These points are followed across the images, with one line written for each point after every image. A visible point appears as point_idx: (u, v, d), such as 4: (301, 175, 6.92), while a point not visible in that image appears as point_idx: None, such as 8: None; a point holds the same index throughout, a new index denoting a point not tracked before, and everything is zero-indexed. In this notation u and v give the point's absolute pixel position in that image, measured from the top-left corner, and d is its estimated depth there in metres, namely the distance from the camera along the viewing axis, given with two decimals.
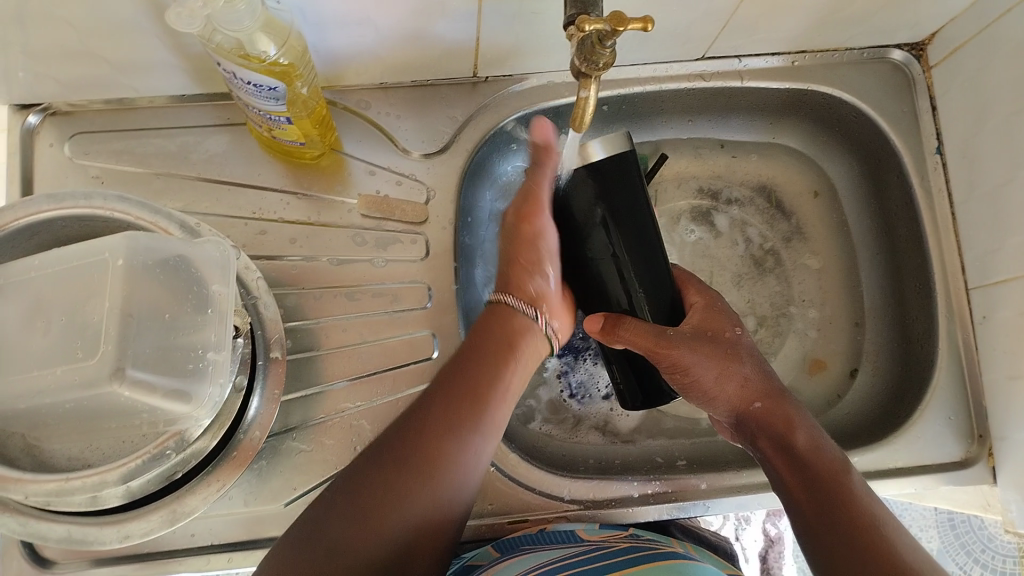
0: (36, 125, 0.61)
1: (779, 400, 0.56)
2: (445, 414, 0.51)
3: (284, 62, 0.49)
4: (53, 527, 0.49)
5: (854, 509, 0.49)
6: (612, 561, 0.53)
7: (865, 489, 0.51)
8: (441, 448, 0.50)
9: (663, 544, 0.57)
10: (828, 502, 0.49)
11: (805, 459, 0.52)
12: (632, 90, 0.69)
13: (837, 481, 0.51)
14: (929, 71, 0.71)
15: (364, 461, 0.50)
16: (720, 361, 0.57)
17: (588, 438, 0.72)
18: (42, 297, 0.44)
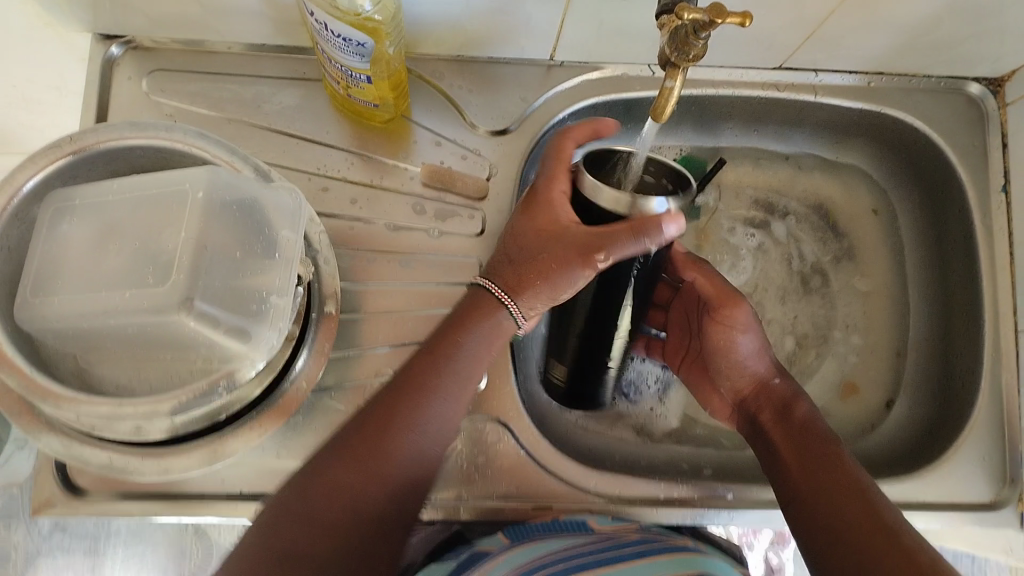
0: (118, 57, 0.62)
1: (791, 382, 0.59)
2: (406, 394, 0.49)
3: (378, 19, 0.50)
4: (96, 452, 0.49)
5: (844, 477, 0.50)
6: (628, 553, 0.53)
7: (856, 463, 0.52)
8: (398, 422, 0.49)
9: (674, 539, 0.57)
10: (821, 468, 0.51)
11: (800, 431, 0.54)
12: (705, 92, 0.69)
13: (834, 453, 0.52)
14: (1004, 108, 0.70)
15: (325, 454, 0.48)
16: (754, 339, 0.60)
17: (623, 435, 0.72)
18: (120, 221, 0.44)
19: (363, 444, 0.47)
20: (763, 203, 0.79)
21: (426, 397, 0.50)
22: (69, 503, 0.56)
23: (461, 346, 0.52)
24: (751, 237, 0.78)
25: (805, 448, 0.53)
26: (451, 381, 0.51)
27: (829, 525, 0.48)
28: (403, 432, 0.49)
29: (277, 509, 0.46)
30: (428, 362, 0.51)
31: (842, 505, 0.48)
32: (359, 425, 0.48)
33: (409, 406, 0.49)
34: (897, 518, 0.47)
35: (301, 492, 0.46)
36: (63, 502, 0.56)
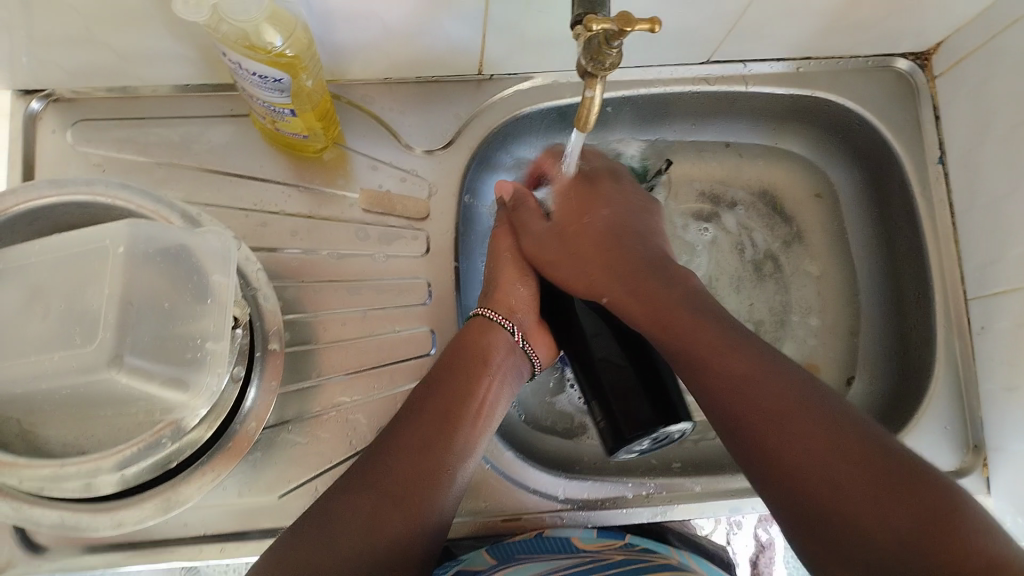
0: (39, 111, 0.62)
1: (644, 277, 0.57)
2: (414, 424, 0.53)
3: (290, 53, 0.49)
4: (46, 512, 0.49)
5: (733, 360, 0.50)
6: (612, 574, 0.53)
7: (734, 334, 0.51)
8: (413, 469, 0.51)
9: (659, 557, 0.57)
10: (715, 364, 0.50)
11: (662, 327, 0.54)
12: (636, 92, 0.69)
13: (718, 332, 0.52)
14: (933, 81, 0.71)
15: (339, 487, 0.50)
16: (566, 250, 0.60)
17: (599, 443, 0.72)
18: (43, 282, 0.44)
19: (375, 474, 0.50)
20: (713, 195, 0.79)
21: (442, 437, 0.53)
22: (29, 561, 0.56)
23: (466, 379, 0.56)
24: (704, 232, 0.78)
25: (679, 338, 0.52)
26: (465, 411, 0.54)
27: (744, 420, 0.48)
28: (420, 483, 0.51)
29: (288, 542, 0.47)
30: (436, 396, 0.55)
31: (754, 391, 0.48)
32: (367, 473, 0.51)
33: (420, 450, 0.52)
34: (801, 393, 0.47)
35: (318, 525, 0.48)
36: (23, 561, 0.56)
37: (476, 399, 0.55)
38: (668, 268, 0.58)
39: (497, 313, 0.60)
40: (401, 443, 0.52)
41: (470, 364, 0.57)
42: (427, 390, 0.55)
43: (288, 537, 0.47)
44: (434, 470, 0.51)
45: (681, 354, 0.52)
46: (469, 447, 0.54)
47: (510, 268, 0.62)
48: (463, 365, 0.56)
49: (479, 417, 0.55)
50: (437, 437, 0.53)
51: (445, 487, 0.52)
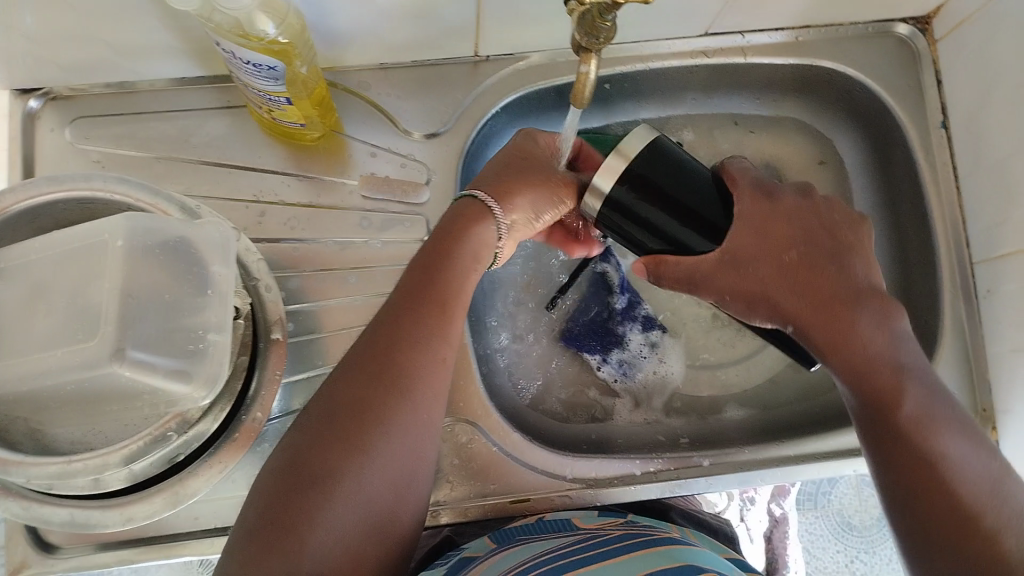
0: (37, 109, 0.62)
1: (841, 315, 0.51)
2: (407, 319, 0.49)
3: (284, 40, 0.49)
4: (57, 510, 0.49)
5: (911, 434, 0.48)
6: (607, 549, 0.52)
7: (924, 411, 0.49)
8: (409, 357, 0.48)
9: (660, 532, 0.57)
10: (889, 432, 0.49)
11: (859, 376, 0.51)
12: (634, 67, 0.69)
13: (896, 405, 0.49)
14: (934, 45, 0.70)
15: (334, 387, 0.47)
16: (760, 264, 0.52)
17: (628, 421, 0.72)
18: (42, 279, 0.44)
19: (377, 375, 0.46)
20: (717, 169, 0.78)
21: (434, 325, 0.49)
22: (44, 561, 0.56)
23: (454, 266, 0.52)
24: None
25: (867, 386, 0.50)
26: (454, 300, 0.51)
27: (908, 475, 0.48)
28: (418, 372, 0.48)
29: (303, 439, 0.45)
30: (422, 287, 0.50)
31: (930, 457, 0.47)
32: (361, 366, 0.47)
33: (414, 337, 0.49)
34: (978, 493, 0.46)
35: (320, 436, 0.44)
36: (38, 562, 0.56)
37: (465, 287, 0.52)
38: (839, 303, 0.51)
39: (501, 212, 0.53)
40: (400, 343, 0.48)
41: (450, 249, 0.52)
42: (411, 275, 0.52)
43: (294, 442, 0.45)
44: (429, 361, 0.48)
45: (868, 402, 0.50)
46: (457, 334, 0.51)
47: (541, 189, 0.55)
48: (450, 257, 0.52)
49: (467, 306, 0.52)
50: (428, 326, 0.49)
51: (443, 377, 0.49)
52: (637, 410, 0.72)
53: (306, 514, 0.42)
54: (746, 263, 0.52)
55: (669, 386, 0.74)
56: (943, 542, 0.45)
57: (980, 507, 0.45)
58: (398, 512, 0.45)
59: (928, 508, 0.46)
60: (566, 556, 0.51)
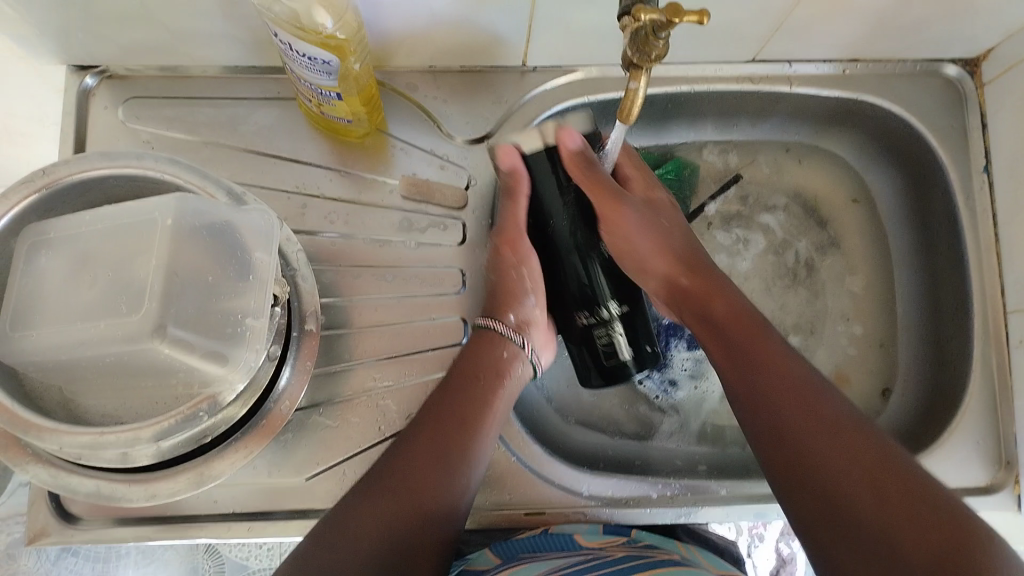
0: (93, 87, 0.63)
1: (710, 273, 0.60)
2: (437, 430, 0.53)
3: (340, 36, 0.49)
4: (83, 480, 0.50)
5: (778, 374, 0.53)
6: (610, 571, 0.52)
7: (782, 345, 0.55)
8: (429, 474, 0.51)
9: (661, 553, 0.56)
10: (761, 378, 0.53)
11: (724, 326, 0.57)
12: (680, 88, 0.69)
13: (759, 347, 0.54)
14: (982, 89, 0.70)
15: (360, 490, 0.50)
16: (645, 229, 0.60)
17: (662, 443, 0.71)
18: (91, 251, 0.45)
19: (406, 475, 0.51)
20: (746, 196, 0.78)
21: (458, 441, 0.53)
22: (62, 530, 0.57)
23: (487, 389, 0.57)
24: (747, 240, 0.77)
25: (728, 337, 0.56)
26: (484, 418, 0.55)
27: (785, 429, 0.51)
28: (434, 487, 0.51)
29: (309, 546, 0.47)
30: (455, 404, 0.55)
31: (786, 414, 0.51)
32: (384, 474, 0.51)
33: (441, 452, 0.52)
34: (848, 415, 0.50)
35: (344, 525, 0.48)
36: (57, 530, 0.57)
37: (489, 406, 0.56)
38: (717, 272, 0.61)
39: (508, 326, 0.59)
40: (426, 449, 0.52)
41: (478, 373, 0.57)
42: (439, 394, 0.56)
43: (324, 525, 0.49)
44: (454, 475, 0.52)
45: (732, 354, 0.55)
46: (484, 450, 0.55)
47: (518, 286, 0.60)
48: (484, 376, 0.57)
49: (491, 422, 0.56)
50: (460, 440, 0.53)
51: (459, 485, 0.52)
52: (673, 432, 0.72)
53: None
54: (636, 235, 0.59)
55: (705, 406, 0.73)
56: (823, 492, 0.47)
57: (846, 427, 0.49)
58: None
59: (807, 467, 0.48)
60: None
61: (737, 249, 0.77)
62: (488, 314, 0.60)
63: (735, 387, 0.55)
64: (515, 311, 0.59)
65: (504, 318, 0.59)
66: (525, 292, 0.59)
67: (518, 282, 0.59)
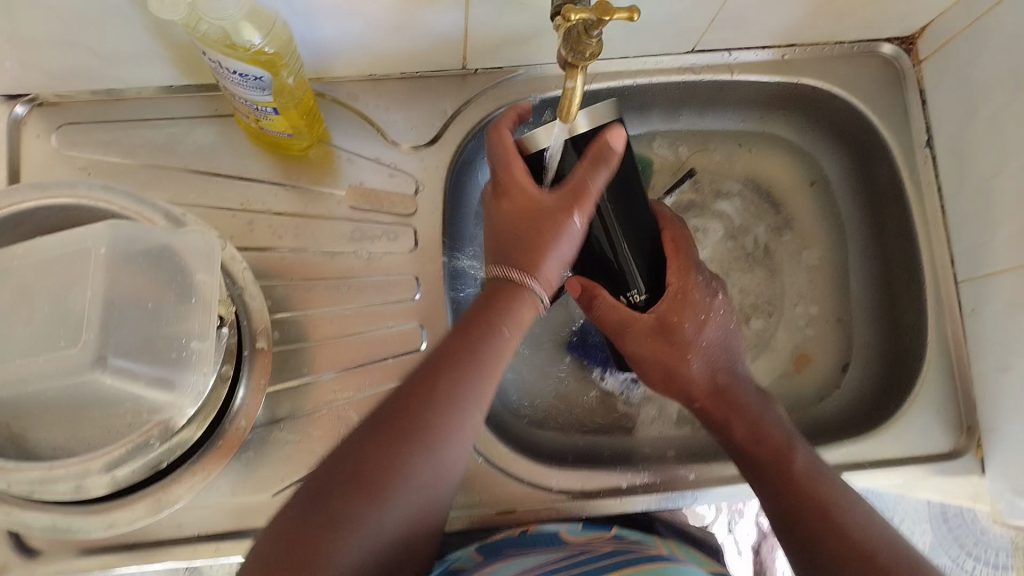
0: (24, 116, 0.62)
1: (737, 399, 0.58)
2: (444, 377, 0.49)
3: (270, 51, 0.49)
4: (38, 516, 0.49)
5: (801, 491, 0.53)
6: (594, 568, 0.52)
7: (810, 465, 0.55)
8: (435, 425, 0.48)
9: (646, 548, 0.57)
10: (785, 491, 0.53)
11: (749, 448, 0.56)
12: (622, 82, 0.69)
13: (784, 471, 0.54)
14: (919, 65, 0.70)
15: (359, 438, 0.47)
16: (670, 352, 0.59)
17: (648, 429, 0.73)
18: (26, 284, 0.44)
19: (408, 426, 0.47)
20: (700, 183, 0.79)
21: (467, 388, 0.50)
22: (24, 566, 0.56)
23: (500, 339, 0.53)
24: (703, 227, 0.79)
25: (754, 451, 0.56)
26: (494, 364, 0.52)
27: (807, 539, 0.51)
28: (439, 439, 0.48)
29: (291, 521, 0.44)
30: (465, 351, 0.51)
31: (811, 526, 0.51)
32: (387, 423, 0.48)
33: (448, 400, 0.49)
34: (873, 532, 0.50)
35: (343, 477, 0.45)
36: (18, 566, 0.56)
37: (498, 350, 0.52)
38: (752, 391, 0.59)
39: (540, 288, 0.55)
40: (436, 399, 0.48)
41: (490, 320, 0.53)
42: (451, 339, 0.52)
43: (320, 478, 0.46)
44: (460, 427, 0.49)
45: (755, 465, 0.56)
46: (491, 397, 0.52)
47: (551, 243, 0.54)
48: (499, 327, 0.53)
49: (500, 368, 0.53)
50: (466, 385, 0.50)
51: (462, 442, 0.49)
52: (654, 419, 0.74)
53: (333, 545, 0.43)
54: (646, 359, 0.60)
55: None
56: None
57: (868, 544, 0.49)
58: (413, 539, 0.47)
59: None
60: None
61: (696, 239, 0.78)
62: (508, 265, 0.55)
63: (757, 492, 0.56)
64: (549, 269, 0.55)
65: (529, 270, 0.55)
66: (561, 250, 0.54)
67: (551, 242, 0.54)
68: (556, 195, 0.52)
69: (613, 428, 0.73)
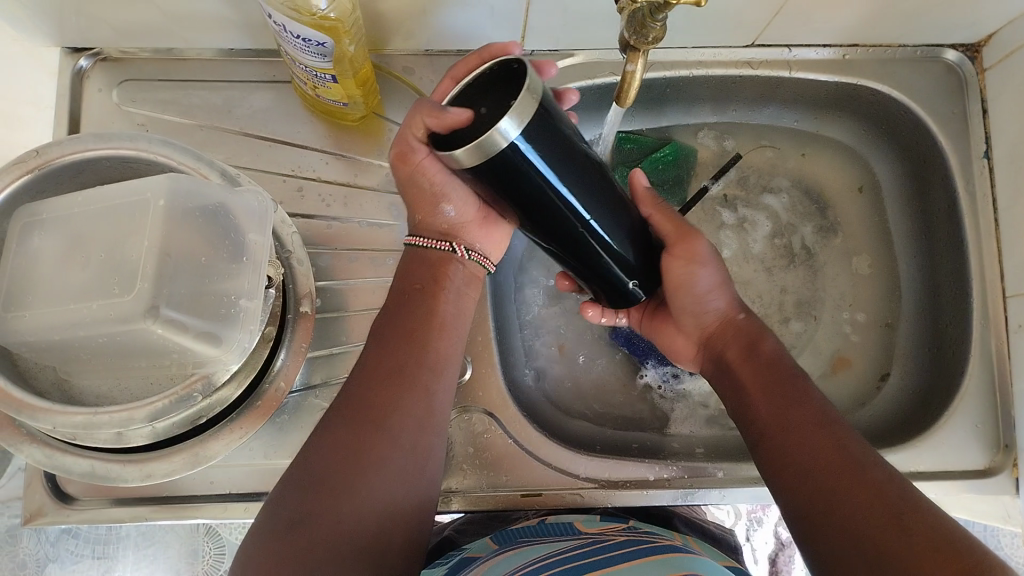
0: (86, 69, 0.63)
1: (757, 337, 0.56)
2: (384, 349, 0.51)
3: (334, 17, 0.49)
4: (77, 460, 0.50)
5: (804, 407, 0.49)
6: (608, 556, 0.52)
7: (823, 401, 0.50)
8: (380, 401, 0.49)
9: (661, 539, 0.56)
10: (790, 407, 0.49)
11: (765, 364, 0.53)
12: (678, 73, 0.68)
13: (791, 389, 0.51)
14: (983, 74, 0.69)
15: (320, 429, 0.48)
16: (718, 280, 0.57)
17: (682, 428, 0.72)
18: (84, 233, 0.45)
19: (363, 404, 0.48)
20: (746, 178, 0.79)
21: (409, 356, 0.51)
22: (58, 510, 0.57)
23: (434, 302, 0.54)
24: (745, 220, 0.78)
25: (765, 371, 0.53)
26: (433, 327, 0.53)
27: (799, 447, 0.47)
28: (388, 414, 0.48)
29: (272, 517, 0.45)
30: (399, 322, 0.52)
31: (804, 439, 0.47)
32: (340, 411, 0.49)
33: (390, 376, 0.50)
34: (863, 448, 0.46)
35: (308, 471, 0.46)
36: (52, 510, 0.57)
37: (438, 315, 0.54)
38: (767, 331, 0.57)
39: (429, 239, 0.55)
40: (385, 373, 0.50)
41: (420, 286, 0.54)
42: (386, 316, 0.53)
43: (292, 475, 0.47)
44: (412, 390, 0.50)
45: (760, 385, 0.52)
46: (442, 360, 0.53)
47: (424, 196, 0.52)
48: (419, 291, 0.54)
49: (444, 330, 0.54)
50: (410, 354, 0.51)
51: (423, 402, 0.50)
52: (688, 418, 0.73)
53: (310, 531, 0.43)
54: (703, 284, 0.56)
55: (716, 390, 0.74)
56: (828, 503, 0.44)
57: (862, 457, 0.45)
58: (404, 510, 0.47)
59: (812, 492, 0.45)
60: (565, 560, 0.51)
61: (743, 231, 0.78)
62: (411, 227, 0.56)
63: (755, 406, 0.51)
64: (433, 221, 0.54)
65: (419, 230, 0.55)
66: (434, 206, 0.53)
67: (416, 197, 0.53)
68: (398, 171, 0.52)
69: (648, 424, 0.72)
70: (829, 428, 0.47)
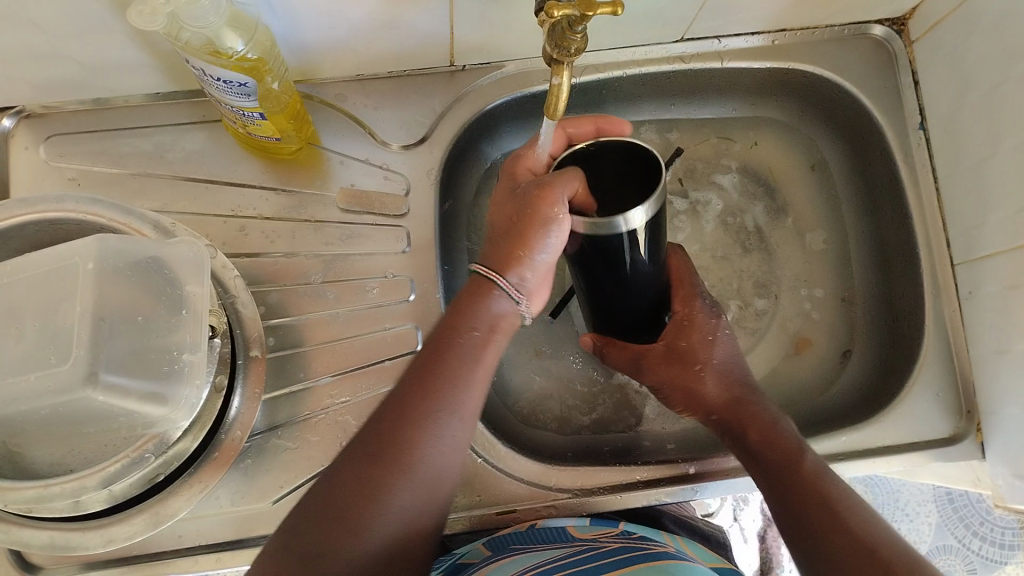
0: (12, 129, 0.61)
1: (754, 412, 0.55)
2: (424, 388, 0.45)
3: (252, 57, 0.49)
4: (34, 533, 0.49)
5: (802, 471, 0.50)
6: (600, 566, 0.51)
7: (824, 469, 0.51)
8: (413, 440, 0.44)
9: (654, 544, 0.55)
10: (789, 471, 0.50)
11: (763, 450, 0.53)
12: (611, 74, 0.69)
13: (795, 463, 0.51)
14: (910, 46, 0.70)
15: (341, 462, 0.44)
16: (719, 367, 0.57)
17: (653, 425, 0.72)
18: (15, 302, 0.43)
19: (384, 442, 0.44)
20: (693, 166, 0.79)
21: (443, 398, 0.45)
22: None
23: (478, 346, 0.48)
24: (692, 211, 0.79)
25: (763, 445, 0.53)
26: (473, 371, 0.47)
27: (796, 499, 0.49)
28: (418, 458, 0.44)
29: (279, 549, 0.41)
30: (447, 357, 0.47)
31: (806, 499, 0.48)
32: (368, 444, 0.44)
33: (424, 417, 0.44)
34: (869, 518, 0.47)
35: (322, 508, 0.42)
36: None
37: (480, 355, 0.48)
38: (761, 404, 0.56)
39: (509, 284, 0.49)
40: (414, 420, 0.44)
41: (472, 320, 0.48)
42: (436, 347, 0.47)
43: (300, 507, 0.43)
44: (441, 438, 0.45)
45: (763, 459, 0.52)
46: (473, 404, 0.47)
47: (529, 242, 0.48)
48: (453, 326, 0.48)
49: (481, 372, 0.48)
50: (445, 398, 0.45)
51: (449, 451, 0.45)
52: (658, 416, 0.73)
53: (321, 574, 0.40)
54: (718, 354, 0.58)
55: None
56: (823, 539, 0.46)
57: (864, 523, 0.46)
58: (405, 560, 0.44)
59: (810, 534, 0.47)
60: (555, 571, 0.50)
61: (696, 214, 0.79)
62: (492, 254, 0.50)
63: (755, 474, 0.53)
64: (520, 265, 0.49)
65: (495, 267, 0.50)
66: (536, 249, 0.48)
67: (524, 237, 0.48)
68: (533, 184, 0.47)
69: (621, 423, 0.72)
70: (830, 493, 0.48)
